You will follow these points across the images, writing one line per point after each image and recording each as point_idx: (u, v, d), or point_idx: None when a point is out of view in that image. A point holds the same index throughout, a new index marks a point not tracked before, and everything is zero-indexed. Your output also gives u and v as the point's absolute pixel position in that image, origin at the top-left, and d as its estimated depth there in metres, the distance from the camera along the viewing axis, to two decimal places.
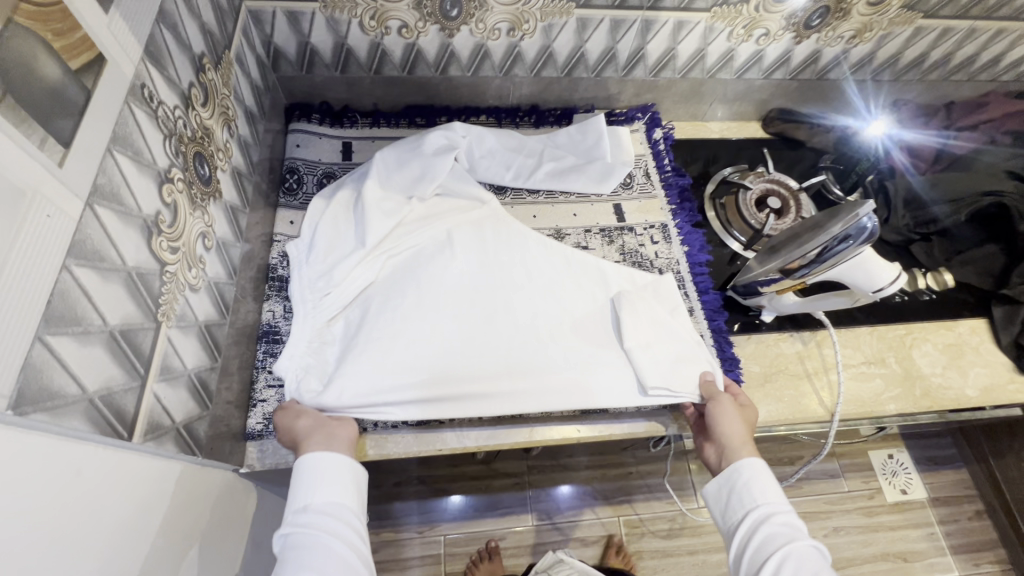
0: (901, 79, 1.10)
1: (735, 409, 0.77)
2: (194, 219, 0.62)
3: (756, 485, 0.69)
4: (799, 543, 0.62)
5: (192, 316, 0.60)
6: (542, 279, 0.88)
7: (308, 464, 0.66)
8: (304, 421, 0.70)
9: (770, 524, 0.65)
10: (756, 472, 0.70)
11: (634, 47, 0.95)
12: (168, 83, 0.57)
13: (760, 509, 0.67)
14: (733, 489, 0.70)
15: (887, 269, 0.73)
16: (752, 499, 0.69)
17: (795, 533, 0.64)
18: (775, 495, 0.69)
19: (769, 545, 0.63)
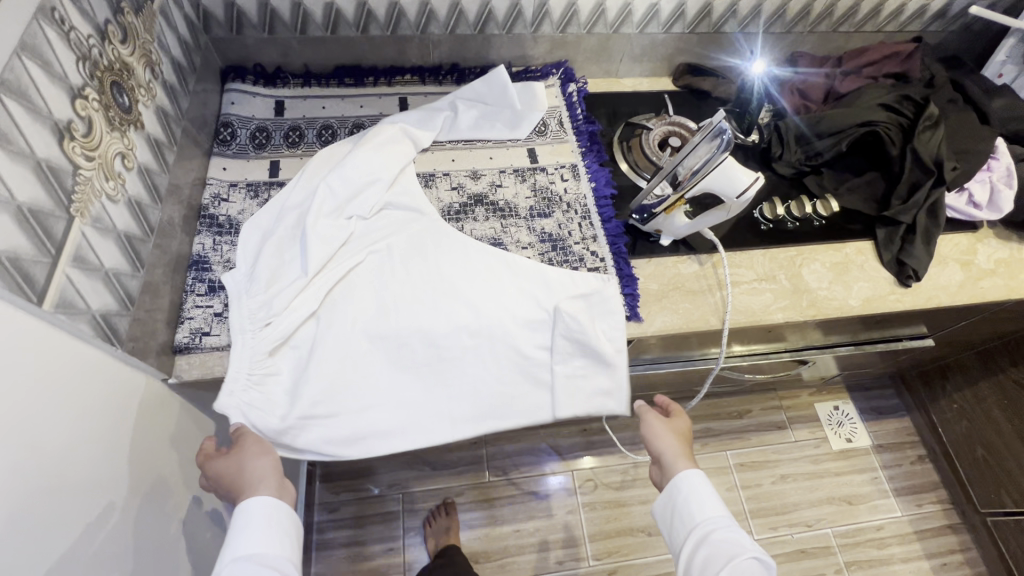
0: (793, 31, 1.20)
1: (666, 424, 0.86)
2: (112, 138, 0.69)
3: (694, 503, 0.79)
4: (740, 560, 0.72)
5: (110, 222, 0.68)
6: (484, 290, 0.91)
7: (254, 515, 0.67)
8: (258, 464, 0.70)
9: (711, 542, 0.75)
10: (695, 487, 0.80)
11: (537, 2, 1.04)
12: (83, 14, 0.65)
13: (701, 527, 0.77)
14: (677, 506, 0.80)
15: (745, 174, 0.81)
16: (694, 517, 0.78)
17: (735, 548, 0.74)
18: (716, 511, 0.78)
19: (712, 565, 0.73)
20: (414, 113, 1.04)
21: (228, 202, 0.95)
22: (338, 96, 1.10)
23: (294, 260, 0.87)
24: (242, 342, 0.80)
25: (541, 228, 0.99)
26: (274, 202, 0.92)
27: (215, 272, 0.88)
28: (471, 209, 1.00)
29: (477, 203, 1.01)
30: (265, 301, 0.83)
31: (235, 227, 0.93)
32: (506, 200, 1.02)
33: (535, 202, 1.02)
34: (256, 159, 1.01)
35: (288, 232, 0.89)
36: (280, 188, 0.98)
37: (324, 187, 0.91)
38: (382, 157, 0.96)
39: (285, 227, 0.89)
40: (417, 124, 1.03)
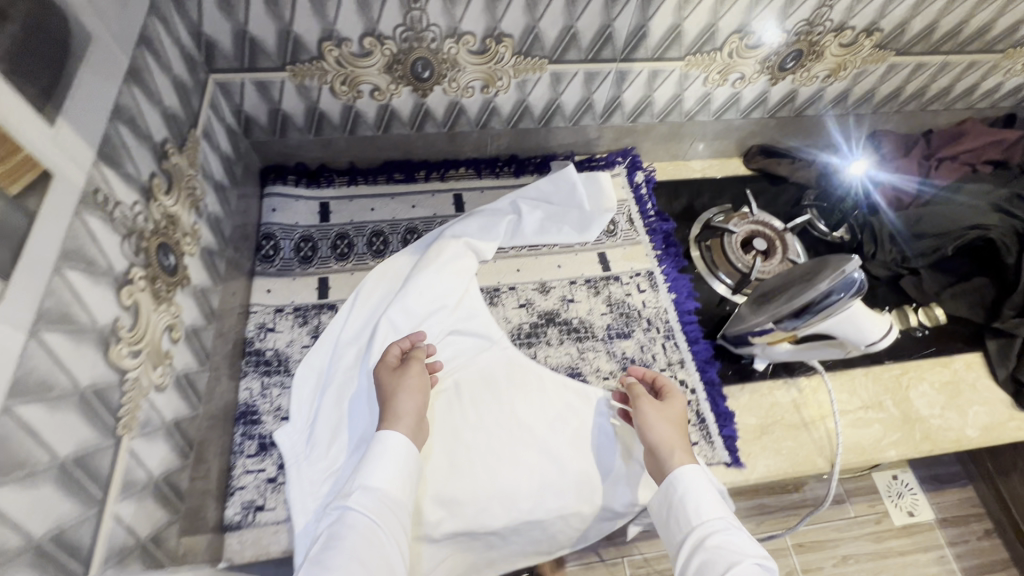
0: (878, 111, 1.09)
1: (654, 408, 0.74)
2: (158, 314, 0.59)
3: (691, 498, 0.65)
4: (743, 565, 0.57)
5: (158, 419, 0.57)
6: (562, 436, 0.80)
7: (389, 449, 0.65)
8: (409, 401, 0.71)
9: (706, 548, 0.60)
10: (692, 483, 0.66)
11: (610, 95, 0.94)
12: (126, 179, 0.55)
13: (698, 530, 0.63)
14: (671, 506, 0.66)
15: (878, 325, 0.72)
16: (690, 520, 0.64)
17: (736, 553, 0.59)
18: (715, 512, 0.64)
19: (708, 572, 0.58)
20: (473, 222, 0.94)
21: (274, 332, 0.85)
22: (387, 195, 1.00)
23: (355, 410, 0.77)
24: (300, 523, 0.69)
25: (621, 352, 0.89)
26: (327, 336, 0.83)
27: (266, 425, 0.77)
28: (543, 330, 0.90)
29: (549, 322, 0.91)
30: (326, 466, 0.73)
31: (285, 364, 0.82)
32: (580, 318, 0.92)
33: (612, 319, 0.92)
34: (303, 275, 0.91)
35: (347, 375, 0.80)
36: (331, 312, 0.88)
37: (385, 318, 0.83)
38: (442, 278, 0.87)
39: (343, 367, 0.80)
40: (481, 234, 0.94)
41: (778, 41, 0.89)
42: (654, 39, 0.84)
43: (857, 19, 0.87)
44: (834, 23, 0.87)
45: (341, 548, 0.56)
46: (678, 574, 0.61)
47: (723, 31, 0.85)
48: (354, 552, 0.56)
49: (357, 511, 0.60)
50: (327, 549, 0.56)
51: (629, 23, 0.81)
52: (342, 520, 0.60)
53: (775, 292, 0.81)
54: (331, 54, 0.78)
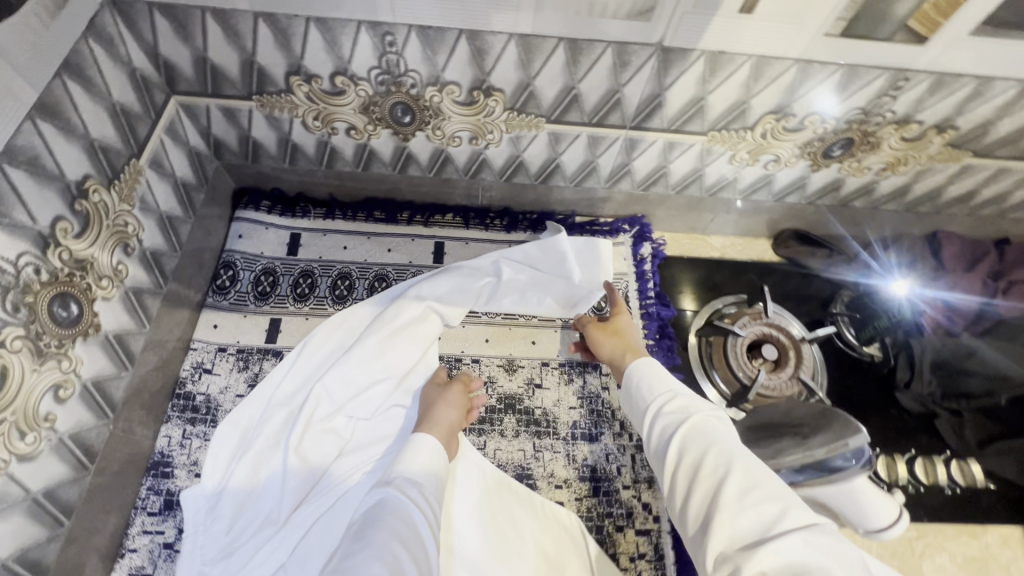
0: (945, 212, 0.91)
1: (598, 328, 0.76)
2: (40, 374, 0.53)
3: (645, 383, 0.61)
4: (699, 420, 0.54)
5: (19, 491, 0.52)
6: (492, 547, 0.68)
7: (427, 448, 0.64)
8: (444, 414, 0.71)
9: (663, 415, 0.57)
10: (642, 369, 0.63)
11: (618, 162, 0.83)
12: (11, 230, 0.49)
13: (655, 402, 0.59)
14: (631, 391, 0.63)
15: (881, 509, 0.57)
16: (646, 395, 0.60)
17: (689, 410, 0.56)
18: (669, 384, 0.60)
19: (668, 431, 0.55)
20: (438, 282, 0.84)
21: (210, 375, 0.79)
22: (364, 234, 0.92)
23: (271, 482, 0.70)
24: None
25: (581, 457, 0.78)
26: (259, 393, 0.76)
27: (177, 481, 0.72)
28: (499, 418, 0.80)
29: (507, 409, 0.81)
30: (224, 545, 0.67)
31: (213, 414, 0.76)
32: (544, 410, 0.81)
33: (580, 416, 0.81)
34: (255, 313, 0.84)
35: (270, 441, 0.73)
36: (275, 359, 0.81)
37: (323, 381, 0.75)
38: (392, 344, 0.78)
39: (268, 433, 0.73)
40: (452, 300, 0.83)
41: (824, 127, 0.75)
42: (672, 110, 0.72)
43: (927, 114, 0.71)
44: (896, 115, 0.72)
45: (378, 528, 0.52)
46: (644, 441, 0.58)
47: (755, 110, 0.72)
48: (393, 531, 0.52)
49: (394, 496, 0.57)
50: (365, 530, 0.52)
51: (642, 90, 0.69)
52: (380, 503, 0.56)
53: (770, 430, 0.67)
54: (300, 89, 0.70)
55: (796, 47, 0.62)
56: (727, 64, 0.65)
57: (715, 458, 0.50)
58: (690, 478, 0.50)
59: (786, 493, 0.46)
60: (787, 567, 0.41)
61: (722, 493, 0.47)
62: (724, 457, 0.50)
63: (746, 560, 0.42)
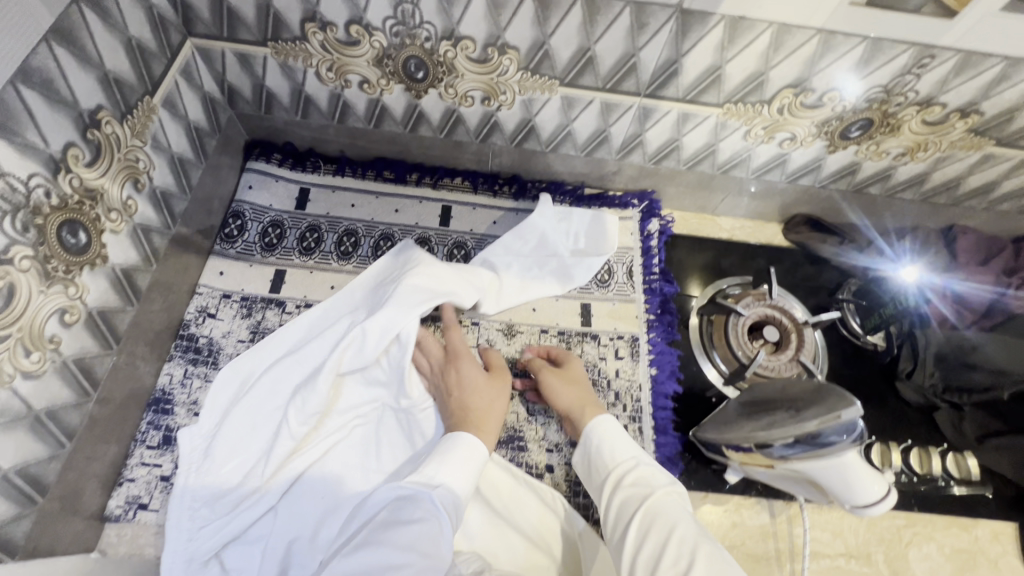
0: (963, 204, 0.89)
1: (553, 380, 0.75)
2: (46, 297, 0.55)
3: (607, 446, 0.65)
4: (658, 497, 0.58)
5: (24, 407, 0.54)
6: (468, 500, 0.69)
7: (477, 457, 0.65)
8: (498, 411, 0.73)
9: (624, 487, 0.61)
10: (607, 428, 0.67)
11: (630, 132, 0.82)
12: (25, 150, 0.50)
13: (616, 470, 0.63)
14: (590, 456, 0.66)
15: (870, 483, 0.57)
16: (607, 462, 0.64)
17: (648, 483, 0.60)
18: (628, 451, 0.65)
19: (629, 509, 0.58)
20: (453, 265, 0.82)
21: (214, 320, 0.80)
22: (372, 193, 0.92)
23: (266, 430, 0.70)
24: (173, 541, 0.65)
25: None
26: (269, 343, 0.76)
27: (176, 418, 0.74)
28: None
29: None
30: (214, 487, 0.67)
31: (215, 356, 0.78)
32: None
33: None
34: (261, 263, 0.85)
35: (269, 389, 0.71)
36: (277, 309, 0.82)
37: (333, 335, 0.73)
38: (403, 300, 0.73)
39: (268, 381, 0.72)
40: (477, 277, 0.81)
41: (843, 105, 0.73)
42: (687, 79, 0.71)
43: (951, 96, 0.69)
44: (919, 95, 0.70)
45: (408, 529, 0.54)
46: (603, 517, 0.61)
47: (773, 83, 0.71)
48: (426, 537, 0.53)
49: (429, 499, 0.58)
50: (389, 526, 0.54)
51: (658, 56, 0.68)
52: (412, 500, 0.58)
53: (763, 405, 0.67)
54: (315, 37, 0.70)
55: (819, 16, 0.60)
56: (746, 32, 0.64)
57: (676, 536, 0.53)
58: (649, 556, 0.53)
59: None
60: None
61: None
62: (686, 534, 0.53)
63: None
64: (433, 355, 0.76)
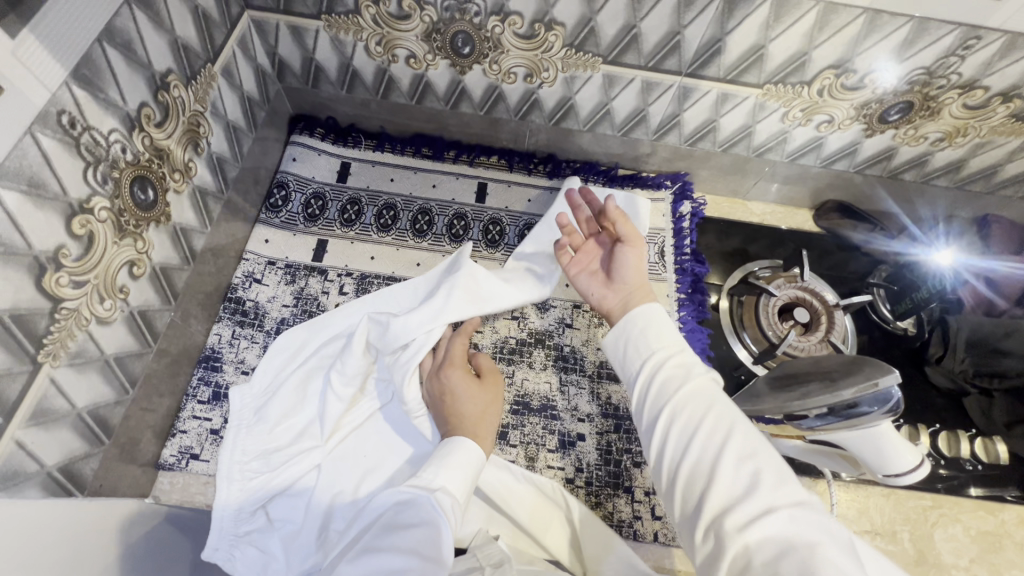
0: (998, 193, 0.89)
1: (636, 245, 0.65)
2: (119, 248, 0.58)
3: (645, 331, 0.57)
4: (696, 384, 0.52)
5: (96, 351, 0.57)
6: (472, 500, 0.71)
7: (472, 462, 0.60)
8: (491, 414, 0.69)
9: (662, 372, 0.54)
10: (650, 318, 0.58)
11: (668, 112, 0.83)
12: (106, 106, 0.53)
13: (653, 355, 0.56)
14: (626, 339, 0.58)
15: (906, 454, 0.58)
16: (648, 345, 0.57)
17: (688, 370, 0.54)
18: (668, 338, 0.57)
19: (665, 393, 0.53)
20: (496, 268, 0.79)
21: (260, 285, 0.83)
22: (410, 168, 0.94)
23: (315, 400, 0.72)
24: (223, 493, 0.67)
25: (604, 396, 0.81)
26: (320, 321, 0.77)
27: (225, 375, 0.77)
28: (529, 350, 0.83)
29: (537, 343, 0.83)
30: (264, 448, 0.70)
31: (260, 319, 0.81)
32: (573, 347, 0.83)
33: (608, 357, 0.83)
34: (304, 232, 0.88)
35: (319, 363, 0.74)
36: (320, 277, 0.85)
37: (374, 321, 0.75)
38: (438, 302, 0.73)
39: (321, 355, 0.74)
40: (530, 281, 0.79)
41: (884, 87, 0.74)
42: (730, 58, 0.72)
43: (994, 79, 0.70)
44: (962, 78, 0.70)
45: (409, 536, 0.49)
46: (632, 400, 0.56)
47: (816, 64, 0.72)
48: (429, 542, 0.49)
49: (429, 503, 0.54)
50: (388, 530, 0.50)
51: (702, 34, 0.69)
52: (410, 505, 0.54)
53: (794, 378, 0.68)
54: (367, 10, 0.73)
55: None
56: (793, 10, 0.65)
57: (710, 432, 0.48)
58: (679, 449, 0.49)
59: (779, 465, 0.46)
60: (768, 538, 0.41)
61: (720, 457, 0.47)
62: (719, 428, 0.49)
63: (735, 537, 0.42)
64: (442, 356, 0.73)
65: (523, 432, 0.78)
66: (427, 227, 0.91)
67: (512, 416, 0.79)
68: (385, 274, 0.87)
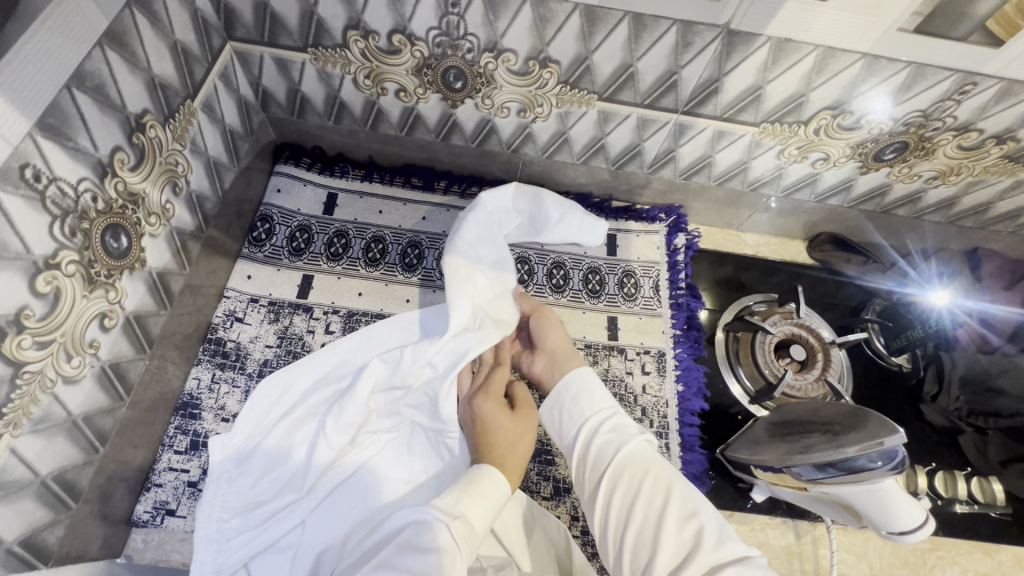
0: (988, 229, 0.89)
1: (539, 310, 0.78)
2: (88, 302, 0.54)
3: (583, 396, 0.65)
4: (635, 444, 0.59)
5: (62, 412, 0.54)
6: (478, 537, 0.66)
7: (491, 495, 0.57)
8: (522, 446, 0.67)
9: (600, 435, 0.61)
10: (584, 383, 0.66)
11: (663, 147, 0.82)
12: (76, 154, 0.50)
13: (589, 421, 0.63)
14: (563, 408, 0.66)
15: (910, 511, 0.57)
16: (582, 412, 0.64)
17: (625, 432, 0.61)
18: (602, 400, 0.65)
19: (604, 458, 0.59)
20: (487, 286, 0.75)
21: (242, 324, 0.79)
22: (400, 199, 0.91)
23: (302, 450, 0.68)
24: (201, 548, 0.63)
25: None
26: (314, 364, 0.73)
27: (203, 423, 0.73)
28: None
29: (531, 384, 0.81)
30: (245, 501, 0.66)
31: (242, 361, 0.77)
32: None
33: None
34: (288, 267, 0.84)
35: (311, 409, 0.70)
36: (305, 314, 0.81)
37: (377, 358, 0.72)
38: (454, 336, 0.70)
39: (312, 402, 0.71)
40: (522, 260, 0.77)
41: (880, 128, 0.73)
42: (727, 98, 0.71)
43: (989, 122, 0.70)
44: (957, 121, 0.70)
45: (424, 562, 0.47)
46: (576, 463, 0.62)
47: (812, 105, 0.71)
48: (442, 571, 0.46)
49: (446, 527, 0.51)
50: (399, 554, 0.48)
51: (699, 74, 0.68)
52: (429, 528, 0.51)
53: (796, 426, 0.67)
54: (356, 45, 0.70)
55: (866, 41, 0.60)
56: (791, 53, 0.63)
57: (651, 491, 0.54)
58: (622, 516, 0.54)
59: (720, 523, 0.51)
60: None
61: (664, 517, 0.51)
62: (658, 489, 0.54)
63: None
64: (481, 380, 0.73)
65: (517, 479, 0.75)
66: (417, 261, 0.88)
67: None
68: (374, 311, 0.84)
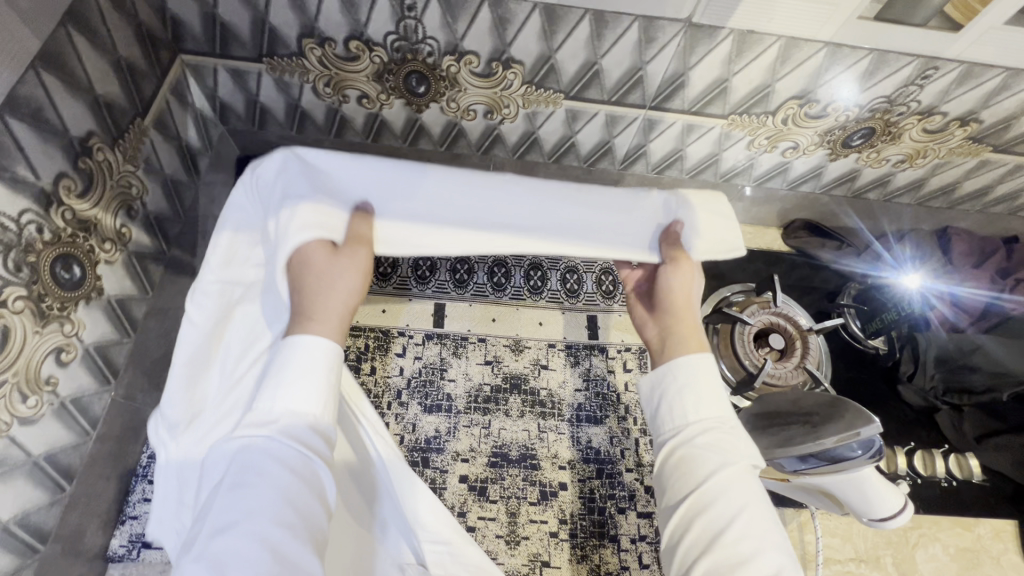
0: (957, 208, 0.91)
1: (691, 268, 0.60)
2: (42, 338, 0.52)
3: (690, 394, 0.54)
4: (734, 472, 0.50)
5: (21, 454, 0.52)
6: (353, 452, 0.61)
7: (312, 362, 0.49)
8: (333, 295, 0.52)
9: (695, 447, 0.52)
10: (694, 374, 0.54)
11: (634, 143, 0.81)
12: (15, 185, 0.48)
13: (690, 429, 0.53)
14: (663, 396, 0.55)
15: (889, 497, 0.58)
16: (685, 416, 0.54)
17: (728, 452, 0.51)
18: (714, 408, 0.53)
19: (693, 477, 0.50)
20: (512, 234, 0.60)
21: None
22: None
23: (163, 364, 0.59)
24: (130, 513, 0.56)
25: (586, 440, 0.78)
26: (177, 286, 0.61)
27: None
28: (504, 397, 0.80)
29: (512, 389, 0.80)
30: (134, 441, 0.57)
31: None
32: (549, 391, 0.81)
33: (585, 399, 0.81)
34: None
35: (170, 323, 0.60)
36: None
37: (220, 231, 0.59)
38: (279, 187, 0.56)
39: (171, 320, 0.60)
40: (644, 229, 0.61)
41: (846, 115, 0.73)
42: (693, 91, 0.70)
43: (952, 105, 0.70)
44: (921, 105, 0.70)
45: (266, 498, 0.42)
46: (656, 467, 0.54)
47: (779, 95, 0.71)
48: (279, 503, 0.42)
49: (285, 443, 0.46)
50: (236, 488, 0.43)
51: (664, 69, 0.67)
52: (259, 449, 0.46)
53: (774, 418, 0.66)
54: (313, 52, 0.68)
55: (826, 31, 0.60)
56: (754, 45, 0.63)
57: (734, 527, 0.47)
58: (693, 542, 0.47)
59: None
60: None
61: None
62: (745, 532, 0.47)
63: None
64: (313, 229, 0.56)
65: (502, 486, 0.75)
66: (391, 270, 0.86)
67: (491, 470, 0.75)
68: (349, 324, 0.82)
